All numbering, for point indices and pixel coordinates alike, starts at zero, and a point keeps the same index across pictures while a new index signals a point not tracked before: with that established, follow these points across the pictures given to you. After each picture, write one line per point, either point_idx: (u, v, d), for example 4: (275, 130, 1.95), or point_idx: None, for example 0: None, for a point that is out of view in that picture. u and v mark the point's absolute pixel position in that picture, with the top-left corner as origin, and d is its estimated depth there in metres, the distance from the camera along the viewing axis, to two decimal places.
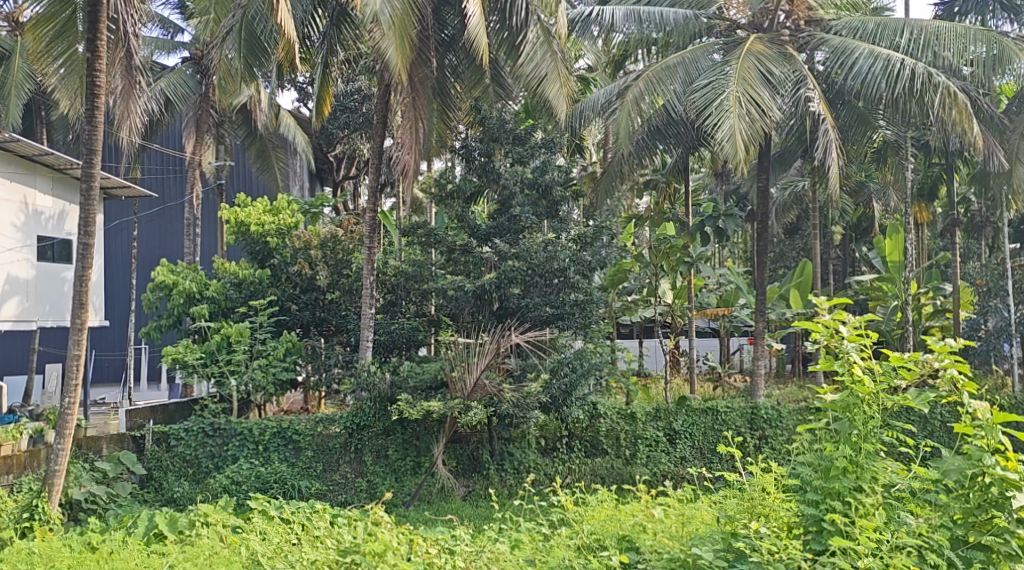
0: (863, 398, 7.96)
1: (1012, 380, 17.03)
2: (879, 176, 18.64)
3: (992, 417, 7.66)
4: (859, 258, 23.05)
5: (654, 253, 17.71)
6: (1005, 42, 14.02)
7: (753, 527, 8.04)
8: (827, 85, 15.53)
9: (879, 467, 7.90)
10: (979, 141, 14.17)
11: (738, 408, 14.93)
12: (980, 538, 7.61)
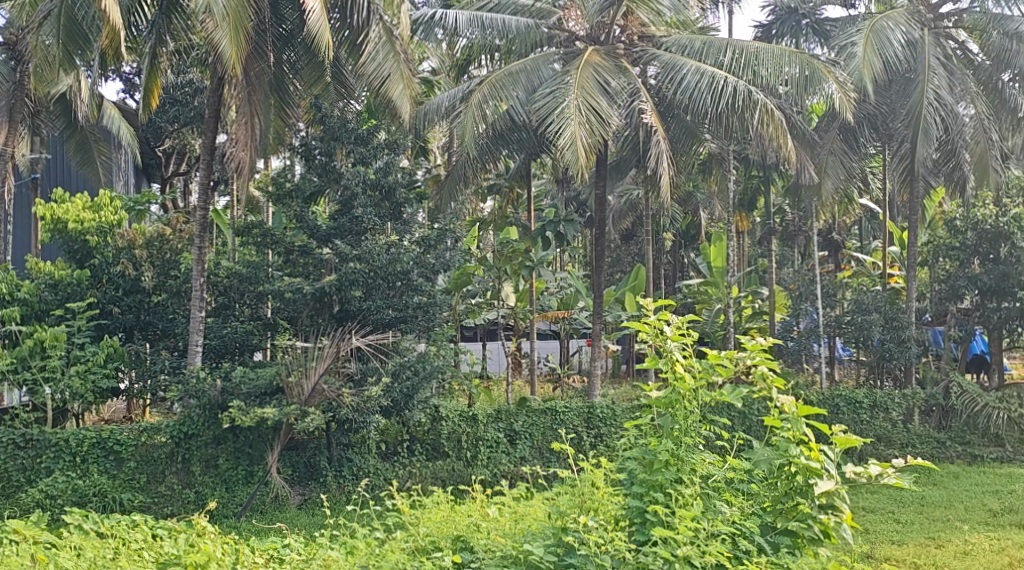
0: (683, 394, 8.21)
1: (822, 378, 17.98)
2: (705, 186, 19.37)
3: (797, 409, 7.94)
4: (687, 263, 23.88)
5: (497, 257, 17.38)
6: (816, 64, 14.67)
7: (582, 521, 8.11)
8: (659, 97, 15.95)
9: (698, 459, 8.12)
10: (792, 158, 15.03)
11: (576, 407, 15.09)
12: (787, 524, 7.89)
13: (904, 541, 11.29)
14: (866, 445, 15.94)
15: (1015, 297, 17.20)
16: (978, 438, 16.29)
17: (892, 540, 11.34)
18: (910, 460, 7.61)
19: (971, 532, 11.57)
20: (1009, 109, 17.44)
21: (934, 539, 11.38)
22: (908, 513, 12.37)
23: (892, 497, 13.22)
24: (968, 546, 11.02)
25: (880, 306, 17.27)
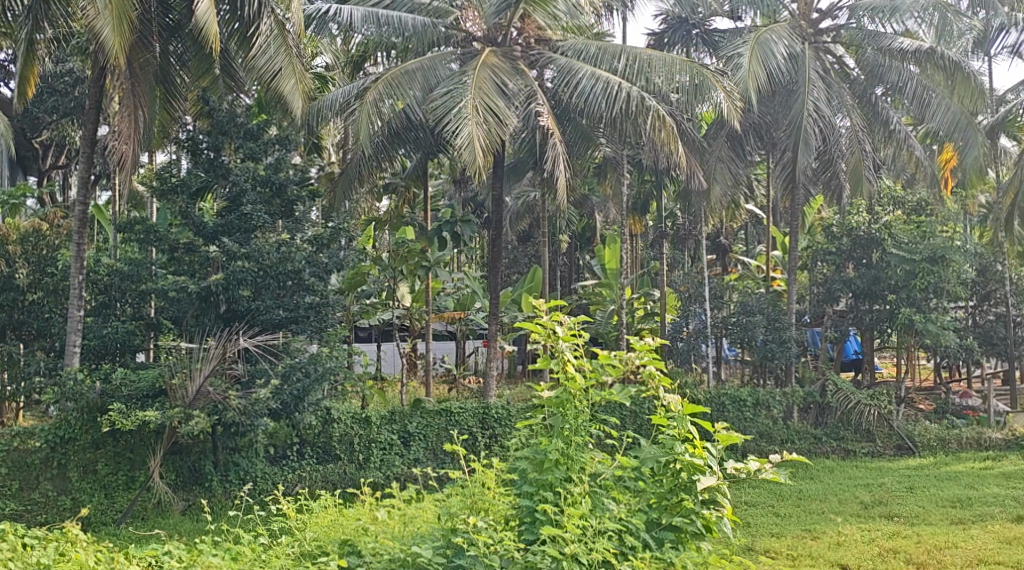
0: (574, 394, 8.16)
1: (709, 377, 18.26)
2: (600, 189, 19.50)
3: (683, 408, 7.99)
4: (583, 265, 24.02)
5: (393, 257, 17.03)
6: (706, 73, 14.86)
7: (471, 521, 8.02)
8: (556, 101, 15.95)
9: (587, 458, 8.12)
10: (683, 163, 15.26)
11: (471, 407, 14.99)
12: (671, 519, 7.90)
13: (782, 533, 11.49)
14: (748, 441, 16.24)
15: (886, 299, 17.99)
16: (851, 433, 16.82)
17: (771, 533, 11.53)
18: (788, 455, 7.68)
19: (845, 524, 11.83)
20: (882, 122, 17.81)
21: (810, 531, 11.60)
22: (786, 507, 12.61)
23: (772, 491, 13.47)
24: (841, 537, 11.25)
25: (763, 308, 17.64)
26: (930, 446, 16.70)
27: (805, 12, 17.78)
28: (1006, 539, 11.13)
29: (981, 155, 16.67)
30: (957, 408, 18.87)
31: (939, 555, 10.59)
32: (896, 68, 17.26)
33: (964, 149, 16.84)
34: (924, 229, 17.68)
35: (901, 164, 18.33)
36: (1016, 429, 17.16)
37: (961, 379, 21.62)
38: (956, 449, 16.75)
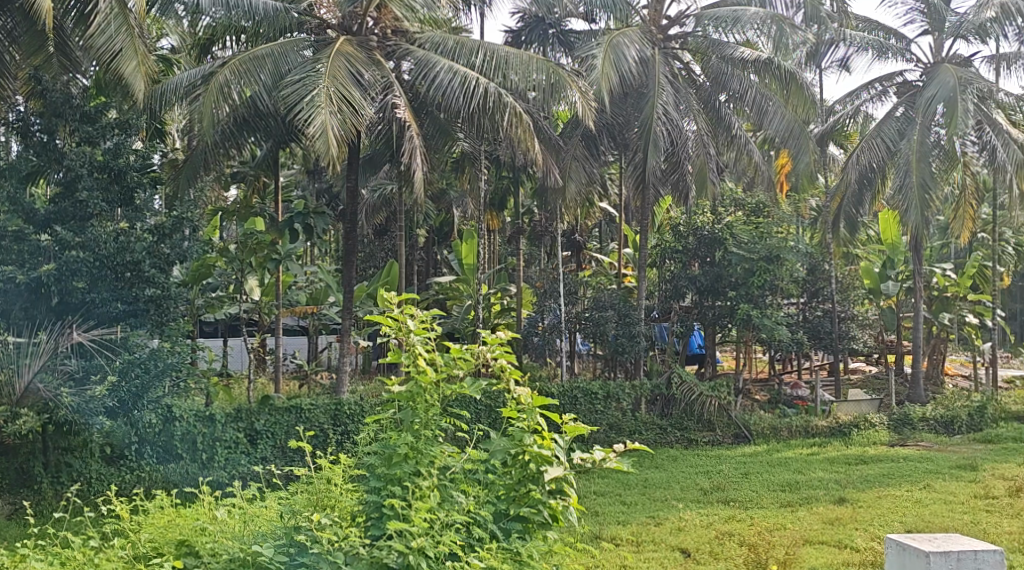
0: (425, 387, 7.98)
1: (561, 372, 18.31)
2: (457, 184, 19.32)
3: (533, 400, 7.90)
4: (439, 260, 23.80)
5: (241, 249, 16.26)
6: (562, 73, 14.98)
7: (314, 518, 7.77)
8: (413, 94, 15.61)
9: (437, 451, 7.90)
10: (538, 160, 15.30)
11: (322, 404, 14.60)
12: (519, 510, 7.82)
13: (628, 521, 11.55)
14: (595, 433, 16.36)
15: (726, 296, 18.43)
16: (694, 424, 17.17)
17: (618, 521, 11.58)
18: (631, 444, 7.67)
19: (687, 509, 11.98)
20: (725, 127, 18.17)
21: (654, 517, 11.70)
22: (631, 495, 12.72)
23: (620, 481, 13.56)
24: (682, 522, 11.39)
25: (614, 303, 17.86)
26: (764, 434, 17.19)
27: (654, 18, 18.09)
28: (830, 520, 11.47)
29: (812, 161, 17.53)
30: (789, 398, 19.51)
31: (770, 536, 10.76)
32: (737, 75, 17.65)
33: (796, 156, 17.63)
34: (761, 229, 18.27)
35: (740, 170, 18.98)
36: (841, 416, 17.90)
37: (794, 370, 22.37)
38: (787, 437, 17.29)
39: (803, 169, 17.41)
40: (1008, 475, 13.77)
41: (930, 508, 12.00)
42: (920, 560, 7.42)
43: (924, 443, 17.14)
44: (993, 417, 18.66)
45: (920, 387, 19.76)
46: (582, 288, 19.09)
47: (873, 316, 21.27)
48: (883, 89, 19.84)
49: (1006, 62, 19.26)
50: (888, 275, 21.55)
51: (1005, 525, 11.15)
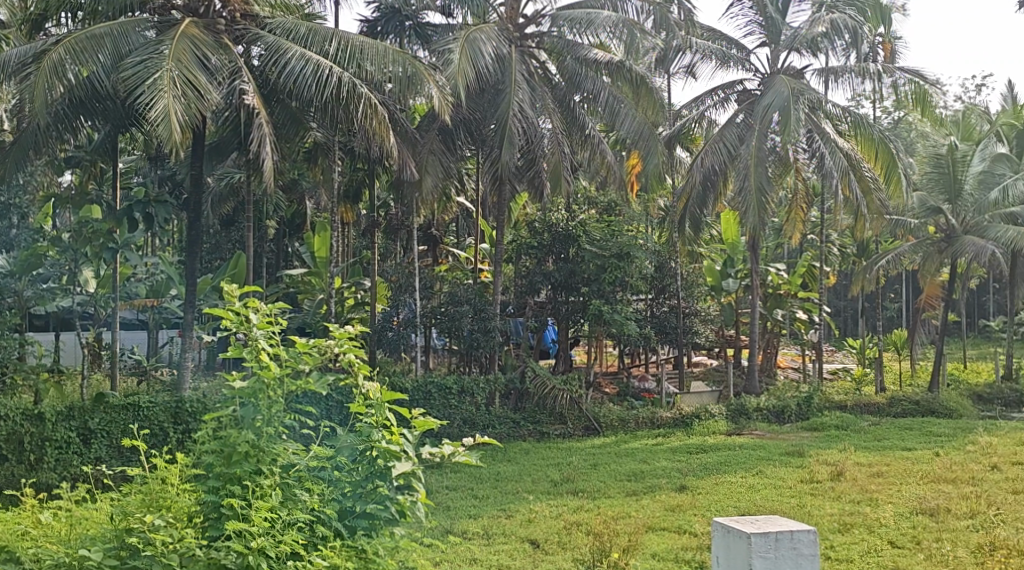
0: (268, 383, 7.54)
1: (414, 367, 18.08)
2: (309, 174, 18.81)
3: (381, 395, 7.59)
4: (290, 253, 23.22)
5: (74, 238, 15.57)
6: (418, 65, 14.70)
7: (147, 519, 7.41)
8: (263, 81, 15.02)
9: (279, 449, 7.56)
10: (393, 153, 14.99)
11: (162, 402, 13.77)
12: (366, 507, 7.51)
13: (479, 514, 11.43)
14: (446, 427, 16.23)
15: (580, 292, 18.60)
16: (546, 417, 17.19)
17: (469, 514, 11.44)
18: (480, 437, 7.52)
19: (537, 501, 11.95)
20: (578, 126, 18.29)
21: (505, 510, 11.61)
22: (483, 488, 12.62)
23: (471, 475, 13.44)
24: (532, 514, 11.35)
25: (470, 298, 17.77)
26: (612, 425, 17.40)
27: (511, 16, 18.04)
28: (671, 507, 11.63)
29: (661, 163, 17.70)
30: (636, 391, 19.81)
31: (615, 523, 10.81)
32: (591, 76, 17.80)
33: (646, 157, 17.80)
34: (613, 227, 18.65)
35: (595, 168, 18.89)
36: (683, 407, 18.31)
37: (641, 364, 22.76)
38: (634, 428, 17.56)
39: (652, 170, 17.59)
40: (832, 460, 14.29)
41: (761, 492, 12.30)
42: (741, 544, 6.07)
43: (757, 432, 17.71)
44: (820, 406, 19.45)
45: (756, 379, 20.39)
46: (436, 283, 18.87)
47: (713, 311, 21.82)
48: (725, 97, 20.50)
49: (834, 75, 19.95)
50: (729, 273, 22.00)
51: (827, 507, 11.53)
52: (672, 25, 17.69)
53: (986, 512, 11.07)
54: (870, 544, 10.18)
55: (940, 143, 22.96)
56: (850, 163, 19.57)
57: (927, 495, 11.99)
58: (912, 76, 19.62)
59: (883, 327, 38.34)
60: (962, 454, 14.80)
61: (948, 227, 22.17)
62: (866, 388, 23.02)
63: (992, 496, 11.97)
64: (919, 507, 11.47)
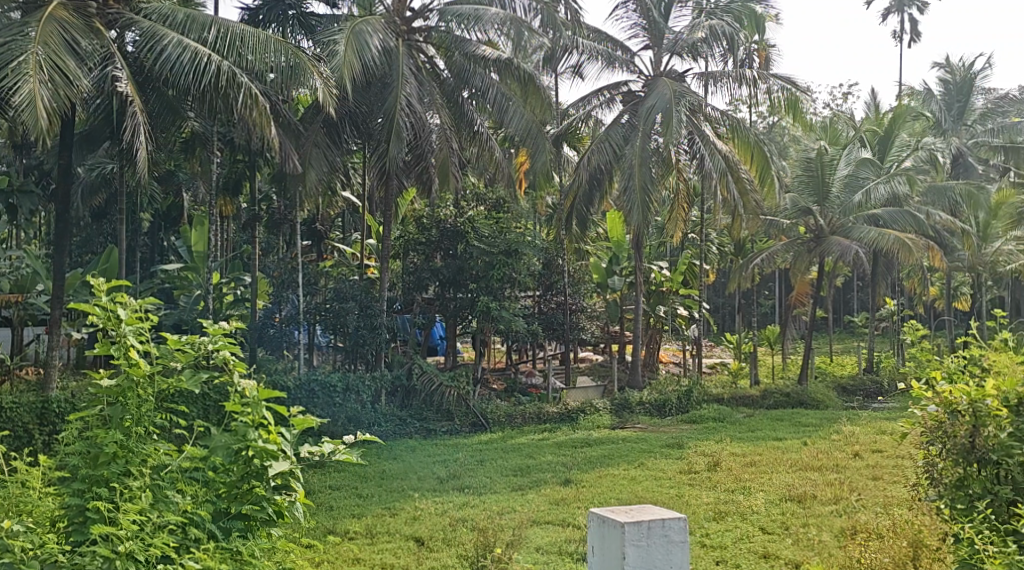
0: (138, 381, 7.23)
1: (297, 364, 17.70)
2: (187, 166, 18.20)
3: (258, 393, 7.32)
4: (166, 247, 22.49)
5: None
6: (302, 56, 14.34)
7: (6, 526, 7.05)
8: (137, 68, 14.49)
9: (150, 450, 7.24)
10: (275, 146, 14.60)
11: (26, 402, 13.17)
12: (240, 508, 7.30)
13: (363, 513, 11.22)
14: (329, 425, 15.90)
15: (468, 289, 18.47)
16: (432, 414, 17.10)
17: (353, 514, 11.23)
18: (361, 435, 7.30)
19: (422, 498, 11.78)
20: (467, 123, 18.13)
21: (389, 509, 11.42)
22: (368, 487, 12.40)
23: (354, 474, 13.18)
24: (417, 511, 11.19)
25: (356, 294, 17.48)
26: (499, 421, 17.31)
27: (397, 10, 17.77)
28: (556, 500, 11.62)
29: (549, 161, 17.71)
30: (523, 386, 19.83)
31: (499, 518, 10.73)
32: (479, 73, 17.66)
33: (533, 155, 17.78)
34: (501, 224, 18.58)
35: (483, 165, 18.80)
36: (568, 403, 18.40)
37: (527, 360, 22.80)
38: (521, 423, 17.58)
39: (540, 168, 17.58)
40: (709, 451, 14.51)
41: (643, 484, 12.40)
42: (615, 535, 5.99)
43: (639, 425, 17.90)
44: (699, 400, 19.78)
45: (639, 374, 20.62)
46: (320, 279, 18.48)
47: (599, 308, 21.96)
48: (611, 98, 20.64)
49: (713, 80, 20.24)
50: (615, 270, 21.99)
51: (704, 496, 11.71)
52: (559, 24, 17.69)
53: (849, 497, 11.39)
54: (743, 531, 10.34)
55: (810, 148, 23.61)
56: (729, 164, 19.99)
57: (796, 482, 12.28)
58: (784, 83, 20.39)
59: (756, 322, 39.44)
60: (828, 443, 15.23)
61: (817, 228, 22.84)
62: (742, 381, 23.54)
63: (856, 482, 12.34)
64: (787, 494, 11.74)
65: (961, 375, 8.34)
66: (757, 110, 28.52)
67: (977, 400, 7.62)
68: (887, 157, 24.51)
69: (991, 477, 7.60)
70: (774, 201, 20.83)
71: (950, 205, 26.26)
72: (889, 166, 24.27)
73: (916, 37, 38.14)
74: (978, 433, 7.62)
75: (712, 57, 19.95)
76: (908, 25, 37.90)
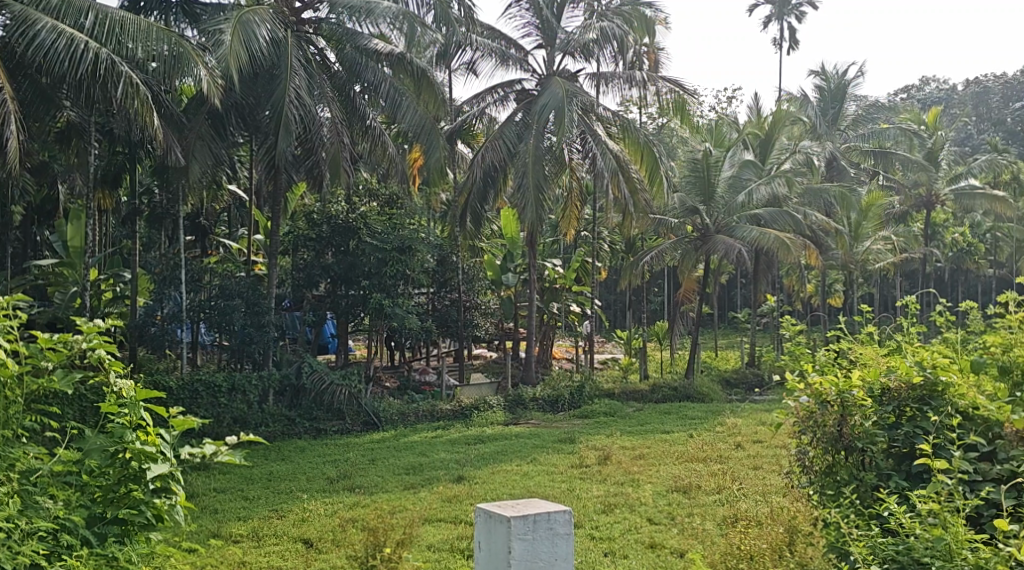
0: (5, 382, 6.85)
1: (180, 363, 17.16)
2: (62, 157, 17.48)
3: (135, 393, 7.03)
4: (41, 241, 21.60)
5: None
6: (185, 45, 13.95)
7: None
8: (8, 54, 13.82)
9: (18, 454, 6.90)
10: (157, 137, 14.14)
11: None
12: (117, 512, 6.94)
13: (249, 516, 10.90)
14: (213, 426, 15.45)
15: (359, 286, 18.21)
16: (322, 413, 16.77)
17: (238, 517, 10.89)
18: (245, 435, 7.03)
19: (311, 500, 11.51)
20: (359, 117, 17.83)
21: (277, 511, 11.14)
22: (255, 489, 12.08)
23: (240, 476, 12.84)
24: (306, 513, 10.93)
25: (242, 292, 17.07)
26: (391, 420, 17.26)
27: None
28: (448, 498, 11.49)
29: (443, 157, 17.54)
30: (416, 384, 19.67)
31: (390, 517, 10.53)
32: (371, 67, 17.31)
33: (427, 151, 17.58)
34: (394, 220, 18.33)
35: (375, 161, 18.55)
36: (462, 399, 18.37)
37: (419, 357, 22.65)
38: (413, 422, 17.44)
39: (434, 164, 17.41)
40: (601, 446, 14.56)
41: (535, 479, 12.37)
42: (501, 531, 5.90)
43: (532, 421, 17.92)
44: (590, 395, 19.92)
45: (533, 370, 20.65)
46: (204, 275, 17.95)
47: (493, 305, 21.90)
48: (505, 94, 20.60)
49: (604, 80, 20.41)
50: (509, 267, 22.00)
51: (594, 489, 11.74)
52: (452, 20, 17.60)
53: (731, 486, 11.55)
54: (630, 523, 10.39)
55: (696, 148, 23.97)
56: (620, 164, 20.10)
57: (682, 473, 12.41)
58: (673, 85, 20.50)
59: (646, 318, 39.99)
60: (713, 435, 15.47)
61: (703, 227, 23.22)
62: (633, 376, 23.82)
63: (738, 472, 12.54)
64: (674, 485, 11.87)
65: (831, 368, 8.32)
66: (646, 110, 28.84)
67: (845, 391, 7.57)
68: (769, 158, 25.19)
69: (859, 463, 7.59)
70: (663, 200, 21.07)
71: (825, 204, 27.19)
72: (770, 167, 24.97)
73: (794, 45, 39.15)
74: (846, 422, 7.57)
75: (603, 58, 20.05)
76: (788, 32, 38.84)
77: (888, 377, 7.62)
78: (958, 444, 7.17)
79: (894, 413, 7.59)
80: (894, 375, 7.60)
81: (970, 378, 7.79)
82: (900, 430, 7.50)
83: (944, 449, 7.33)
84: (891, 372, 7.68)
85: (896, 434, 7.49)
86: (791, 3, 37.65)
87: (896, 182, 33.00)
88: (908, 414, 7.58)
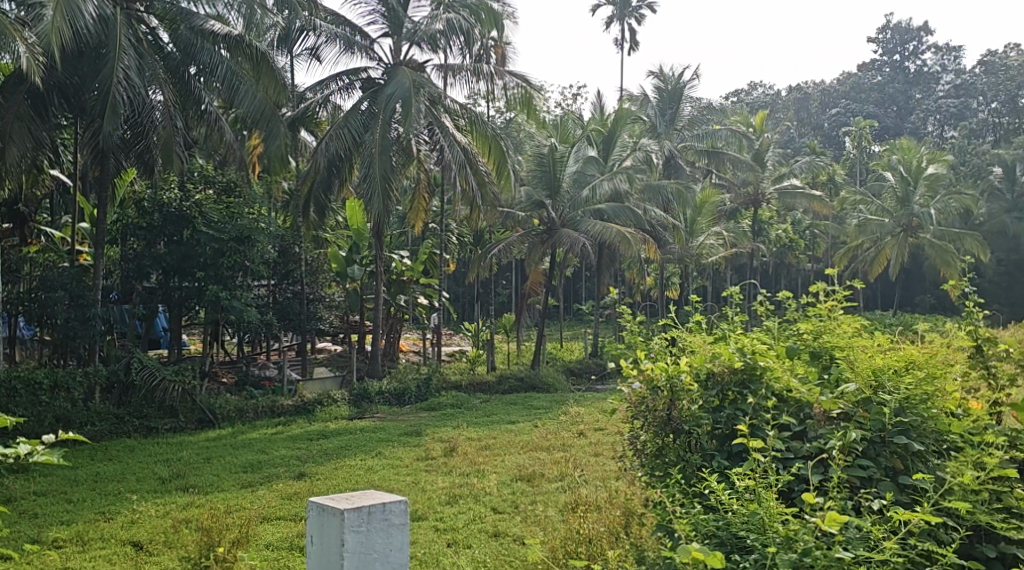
0: None
1: None
2: None
3: None
4: None
5: None
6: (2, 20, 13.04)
7: None
8: None
9: None
10: None
11: None
12: None
13: (72, 520, 10.27)
14: (34, 426, 14.56)
15: (194, 277, 17.53)
16: (154, 411, 16.03)
17: (59, 521, 10.24)
18: (65, 431, 6.49)
19: (140, 501, 10.94)
20: (194, 101, 17.05)
21: (103, 513, 10.54)
22: (79, 491, 11.40)
23: (63, 477, 12.11)
24: (136, 515, 10.38)
25: (66, 283, 16.12)
26: (229, 416, 16.67)
27: None
28: (288, 496, 11.12)
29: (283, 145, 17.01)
30: (255, 379, 19.08)
31: (226, 516, 10.07)
32: (206, 48, 16.53)
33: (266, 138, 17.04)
34: (232, 209, 17.69)
35: (211, 146, 17.85)
36: (304, 394, 17.96)
37: (261, 351, 22.03)
38: (252, 418, 16.93)
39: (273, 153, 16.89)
40: (446, 438, 14.39)
41: (378, 474, 12.11)
42: (334, 523, 5.64)
43: (377, 415, 17.64)
44: (436, 387, 19.77)
45: (378, 363, 20.37)
46: (23, 266, 16.90)
47: (338, 298, 21.52)
48: (350, 83, 20.18)
49: (451, 72, 20.28)
50: (354, 259, 21.37)
51: (439, 481, 11.57)
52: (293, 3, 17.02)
53: (574, 474, 11.60)
54: (475, 513, 10.26)
55: (541, 142, 24.08)
56: (468, 157, 19.94)
57: (526, 463, 12.39)
58: (520, 81, 20.39)
59: (493, 311, 40.03)
60: (555, 424, 15.51)
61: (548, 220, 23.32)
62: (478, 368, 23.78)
63: (580, 459, 12.58)
64: (518, 474, 11.82)
65: (663, 355, 8.40)
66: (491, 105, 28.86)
67: (674, 375, 7.74)
68: (610, 157, 25.42)
69: (685, 445, 7.73)
70: (509, 193, 21.15)
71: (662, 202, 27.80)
72: (611, 165, 25.18)
73: (635, 47, 39.92)
74: (675, 406, 7.78)
75: (450, 50, 19.91)
76: (628, 34, 39.54)
77: (713, 362, 7.73)
78: (773, 424, 7.26)
79: (718, 397, 7.67)
80: (719, 360, 7.70)
81: (786, 363, 7.81)
82: (722, 413, 7.59)
83: (760, 430, 7.42)
84: (715, 357, 7.77)
85: (719, 417, 7.58)
86: (631, 5, 38.33)
87: (728, 181, 34.18)
88: (730, 398, 7.65)
